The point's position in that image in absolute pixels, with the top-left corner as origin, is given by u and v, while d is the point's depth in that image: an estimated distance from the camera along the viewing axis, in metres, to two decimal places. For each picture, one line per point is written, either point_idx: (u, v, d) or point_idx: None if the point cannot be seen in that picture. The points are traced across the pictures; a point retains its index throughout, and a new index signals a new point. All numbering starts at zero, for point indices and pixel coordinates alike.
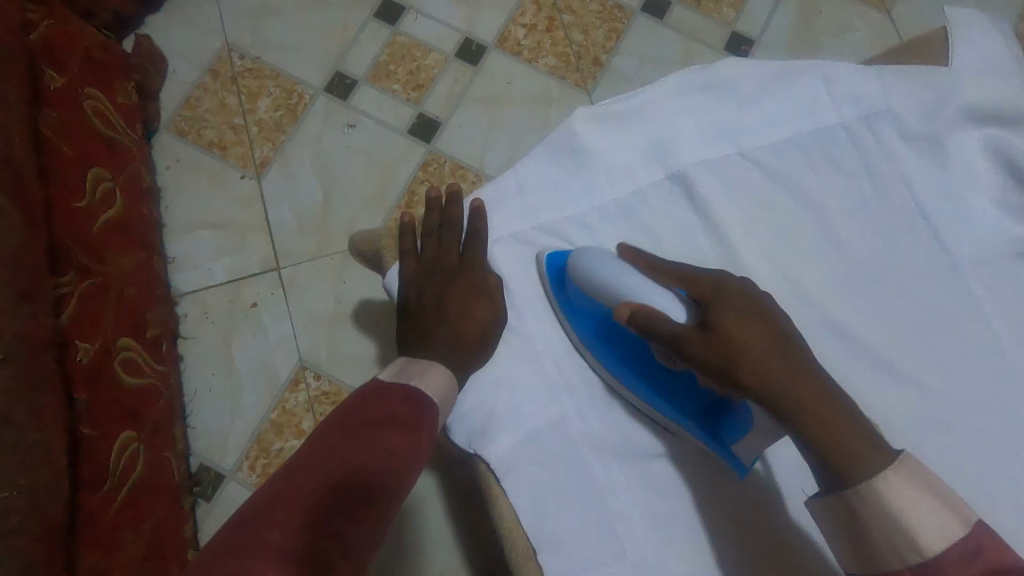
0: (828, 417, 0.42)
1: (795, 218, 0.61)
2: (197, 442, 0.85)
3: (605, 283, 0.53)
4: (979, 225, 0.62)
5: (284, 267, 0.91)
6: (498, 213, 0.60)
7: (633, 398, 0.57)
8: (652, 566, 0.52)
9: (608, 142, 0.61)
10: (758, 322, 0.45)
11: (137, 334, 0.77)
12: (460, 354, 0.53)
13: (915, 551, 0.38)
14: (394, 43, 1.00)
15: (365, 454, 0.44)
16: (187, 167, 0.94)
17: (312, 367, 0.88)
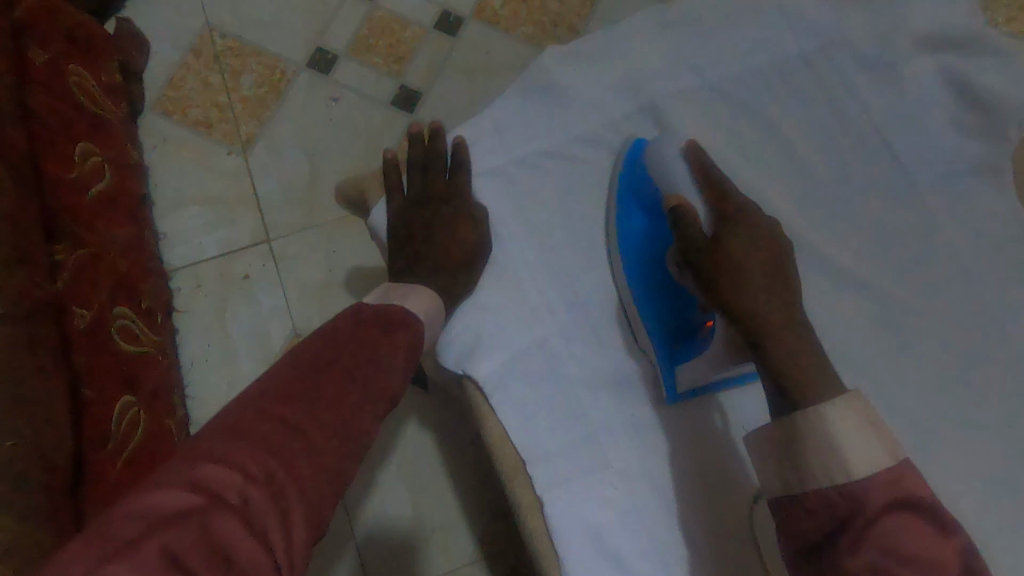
0: (792, 349, 0.46)
1: (778, 154, 0.56)
2: (197, 411, 0.88)
3: (667, 177, 0.54)
4: (952, 152, 0.56)
5: (274, 239, 0.93)
6: (477, 153, 0.57)
7: (620, 284, 0.57)
8: (638, 482, 0.53)
9: (578, 80, 0.57)
10: (765, 255, 0.49)
11: (131, 304, 0.79)
12: (453, 276, 0.54)
13: (842, 473, 0.40)
14: (373, 17, 1.01)
15: (363, 371, 0.45)
16: (174, 146, 0.96)
17: (306, 334, 0.91)
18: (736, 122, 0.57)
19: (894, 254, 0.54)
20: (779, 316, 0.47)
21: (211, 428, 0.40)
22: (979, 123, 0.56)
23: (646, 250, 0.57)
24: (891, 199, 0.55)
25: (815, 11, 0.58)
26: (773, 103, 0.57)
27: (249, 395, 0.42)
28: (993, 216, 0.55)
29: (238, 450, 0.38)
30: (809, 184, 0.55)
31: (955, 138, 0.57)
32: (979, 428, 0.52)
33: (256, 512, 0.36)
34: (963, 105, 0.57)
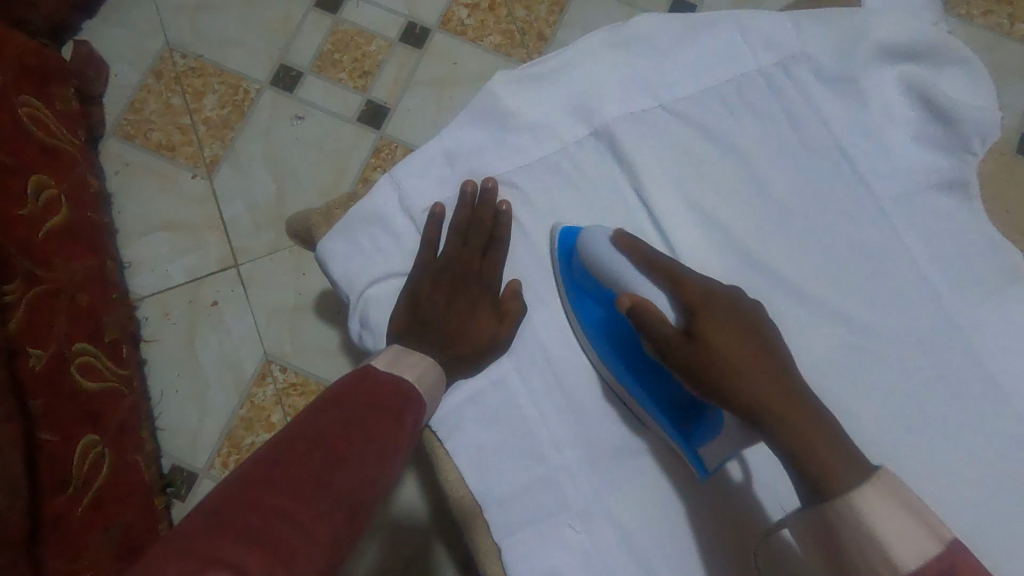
0: (798, 425, 0.42)
1: (736, 174, 0.54)
2: (168, 443, 0.86)
3: (606, 269, 0.51)
4: (918, 164, 0.55)
5: (242, 263, 0.91)
6: (426, 182, 0.55)
7: (616, 385, 0.54)
8: (601, 519, 0.52)
9: (528, 103, 0.56)
10: (743, 333, 0.45)
11: (94, 338, 0.77)
12: (456, 355, 0.51)
13: (889, 566, 0.37)
14: (337, 32, 0.99)
15: (359, 449, 0.42)
16: (137, 171, 0.93)
17: (278, 359, 0.89)
18: (694, 142, 0.55)
19: (861, 275, 0.53)
20: (775, 397, 0.43)
21: (193, 527, 0.36)
22: (945, 135, 0.54)
23: (615, 343, 0.53)
24: (856, 217, 0.54)
25: (774, 24, 0.56)
26: (732, 120, 0.55)
27: (246, 492, 0.38)
28: (961, 233, 0.54)
29: (249, 555, 0.34)
30: (770, 205, 0.54)
31: (921, 150, 0.55)
32: (950, 455, 0.50)
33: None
34: (928, 117, 0.55)
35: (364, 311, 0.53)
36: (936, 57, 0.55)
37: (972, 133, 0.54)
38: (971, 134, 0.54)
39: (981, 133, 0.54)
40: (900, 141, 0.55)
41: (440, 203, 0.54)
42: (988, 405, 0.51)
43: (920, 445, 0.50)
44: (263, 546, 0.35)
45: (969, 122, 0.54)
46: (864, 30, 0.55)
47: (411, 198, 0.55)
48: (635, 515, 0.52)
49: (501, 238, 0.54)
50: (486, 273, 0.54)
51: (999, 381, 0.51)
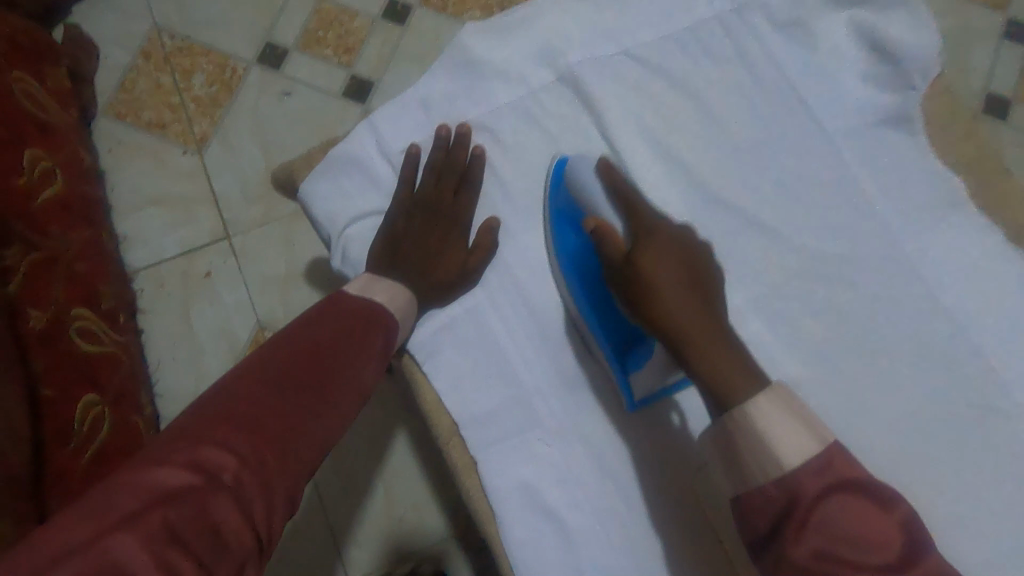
0: (709, 347, 0.45)
1: (696, 117, 0.58)
2: (166, 409, 0.89)
3: (586, 196, 0.53)
4: (868, 104, 0.58)
5: (233, 236, 0.94)
6: (402, 128, 0.59)
7: (576, 316, 0.56)
8: (575, 443, 0.55)
9: (497, 50, 0.59)
10: (679, 263, 0.48)
11: (91, 305, 0.80)
12: (421, 285, 0.55)
13: (774, 467, 0.40)
14: (321, 10, 1.02)
15: (333, 358, 0.48)
16: (130, 149, 0.96)
17: (270, 326, 0.92)
18: (656, 87, 0.58)
19: (816, 208, 0.56)
20: (695, 323, 0.46)
21: (186, 418, 0.43)
22: (891, 74, 0.57)
23: (586, 270, 0.55)
24: (810, 155, 0.57)
25: None
26: (690, 65, 0.58)
27: (232, 389, 0.44)
28: (909, 166, 0.56)
29: (228, 436, 0.41)
30: (727, 146, 0.57)
31: (873, 91, 0.58)
32: (896, 372, 0.54)
33: (246, 492, 0.39)
34: (876, 60, 0.58)
35: (344, 248, 0.57)
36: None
37: (914, 72, 0.57)
38: (913, 70, 0.57)
39: (921, 71, 0.57)
40: (851, 81, 0.58)
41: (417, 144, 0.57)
42: (939, 327, 0.54)
43: (866, 364, 0.54)
44: (244, 428, 0.42)
45: (911, 59, 0.57)
46: None
47: (387, 141, 0.58)
48: (604, 436, 0.56)
49: (474, 179, 0.58)
50: (458, 212, 0.57)
51: (944, 305, 0.54)
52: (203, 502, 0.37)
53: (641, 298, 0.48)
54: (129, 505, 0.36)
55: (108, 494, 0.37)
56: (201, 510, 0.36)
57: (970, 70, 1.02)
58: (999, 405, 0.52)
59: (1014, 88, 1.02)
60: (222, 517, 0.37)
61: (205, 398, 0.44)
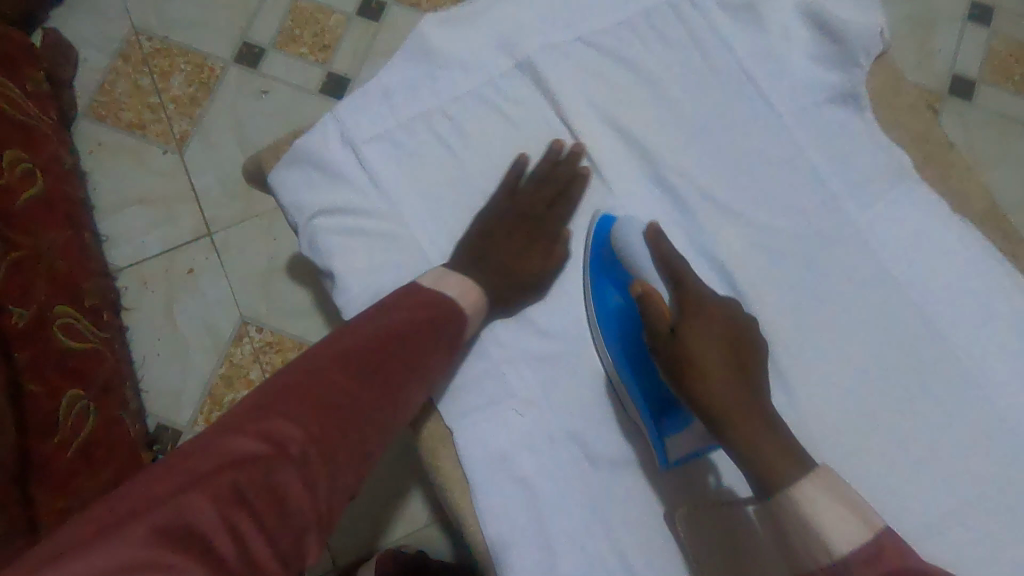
0: (753, 426, 0.50)
1: (647, 97, 0.61)
2: (153, 404, 0.90)
3: (633, 257, 0.57)
4: (813, 80, 0.60)
5: (215, 232, 0.96)
6: (362, 117, 0.60)
7: (612, 371, 0.58)
8: (542, 413, 0.57)
9: (455, 40, 0.61)
10: (727, 347, 0.53)
11: (74, 303, 0.81)
12: (514, 284, 0.59)
13: (821, 546, 0.45)
14: (296, 9, 1.03)
15: (406, 349, 0.52)
16: (111, 150, 0.98)
17: (253, 321, 0.93)
18: (610, 70, 0.61)
19: (763, 183, 0.59)
20: (734, 400, 0.51)
21: (277, 383, 0.49)
22: (837, 52, 0.60)
23: (622, 325, 0.59)
24: (756, 131, 0.60)
25: None
26: (644, 51, 0.61)
27: (319, 364, 0.50)
28: (853, 143, 0.59)
29: (304, 415, 0.47)
30: (678, 124, 0.61)
31: (822, 70, 0.61)
32: (838, 335, 0.57)
33: (306, 465, 0.46)
34: (825, 39, 0.61)
35: (313, 235, 0.58)
36: None
37: (858, 49, 0.60)
38: (859, 50, 0.60)
39: (865, 50, 0.60)
40: (797, 59, 0.61)
41: (525, 155, 0.61)
42: (878, 291, 0.58)
43: (814, 329, 0.57)
44: (312, 402, 0.48)
45: (855, 38, 0.59)
46: None
47: (351, 131, 0.59)
48: (571, 405, 0.58)
49: (575, 190, 0.61)
50: (465, 200, 0.61)
51: (891, 272, 0.58)
52: (268, 471, 0.45)
53: (689, 385, 0.52)
54: (211, 461, 0.44)
55: (199, 444, 0.46)
56: (265, 477, 0.44)
57: (936, 53, 1.04)
58: (937, 361, 0.57)
59: (979, 69, 1.04)
60: (286, 485, 0.45)
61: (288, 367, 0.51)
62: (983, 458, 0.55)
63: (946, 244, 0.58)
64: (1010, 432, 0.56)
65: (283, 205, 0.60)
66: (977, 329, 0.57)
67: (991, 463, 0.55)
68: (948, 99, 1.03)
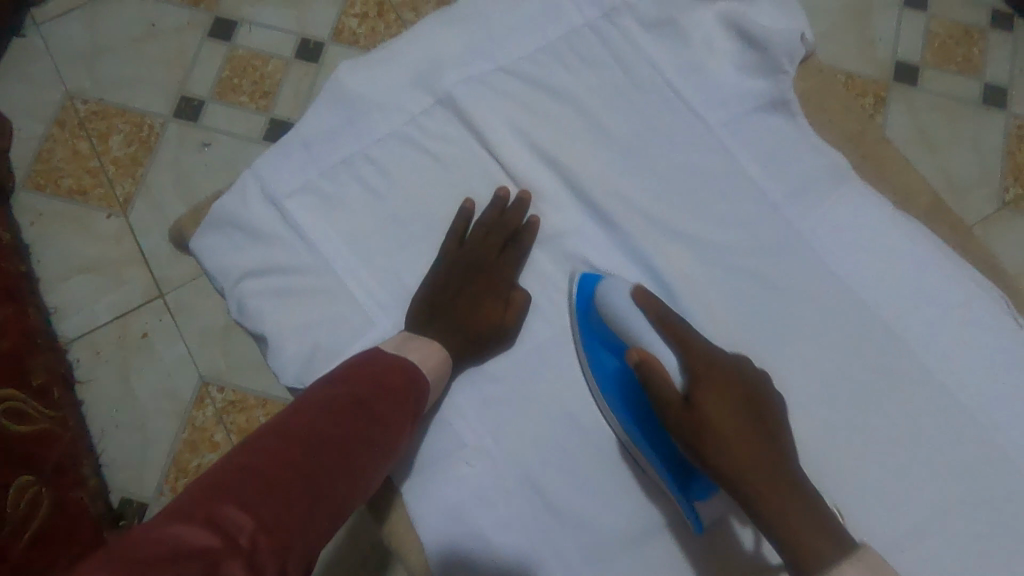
0: (780, 499, 0.47)
1: (569, 123, 0.62)
2: (115, 477, 0.87)
3: (621, 321, 0.55)
4: (727, 88, 0.62)
5: (166, 293, 0.93)
6: (284, 171, 0.61)
7: (628, 442, 0.58)
8: (491, 448, 0.58)
9: (369, 83, 0.62)
10: (741, 402, 0.51)
11: (21, 385, 0.78)
12: (470, 339, 0.58)
13: None
14: (233, 58, 1.02)
15: (367, 429, 0.48)
16: (53, 220, 0.95)
17: (214, 381, 0.90)
18: (531, 98, 0.63)
19: (687, 195, 0.61)
20: (761, 471, 0.48)
21: (222, 468, 0.42)
22: (753, 61, 0.62)
23: (625, 390, 0.57)
24: (678, 145, 0.61)
25: None
26: (564, 77, 0.63)
27: (271, 444, 0.44)
28: (775, 148, 0.61)
29: (258, 497, 0.40)
30: (601, 144, 0.62)
31: (740, 76, 0.62)
32: (772, 338, 0.58)
33: (264, 561, 0.38)
34: (745, 45, 0.62)
35: (241, 299, 0.59)
36: None
37: (781, 55, 0.61)
38: (782, 55, 0.61)
39: (789, 54, 0.61)
40: (713, 70, 0.62)
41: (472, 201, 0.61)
42: (809, 289, 0.59)
43: (759, 334, 0.58)
44: (268, 487, 0.41)
45: (777, 44, 0.61)
46: None
47: (274, 188, 0.60)
48: (522, 435, 0.59)
49: (523, 240, 0.61)
50: (399, 242, 0.61)
51: (832, 265, 0.59)
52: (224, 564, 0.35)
53: (702, 451, 0.50)
54: (147, 553, 0.34)
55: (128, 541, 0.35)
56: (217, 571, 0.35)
57: (878, 42, 1.04)
58: (867, 355, 0.58)
59: (920, 53, 1.04)
60: None
61: (234, 453, 0.44)
62: (928, 444, 0.57)
63: (876, 236, 0.59)
64: (948, 418, 0.57)
65: (207, 266, 0.61)
66: (914, 316, 0.58)
67: (937, 446, 0.57)
68: (893, 87, 1.03)
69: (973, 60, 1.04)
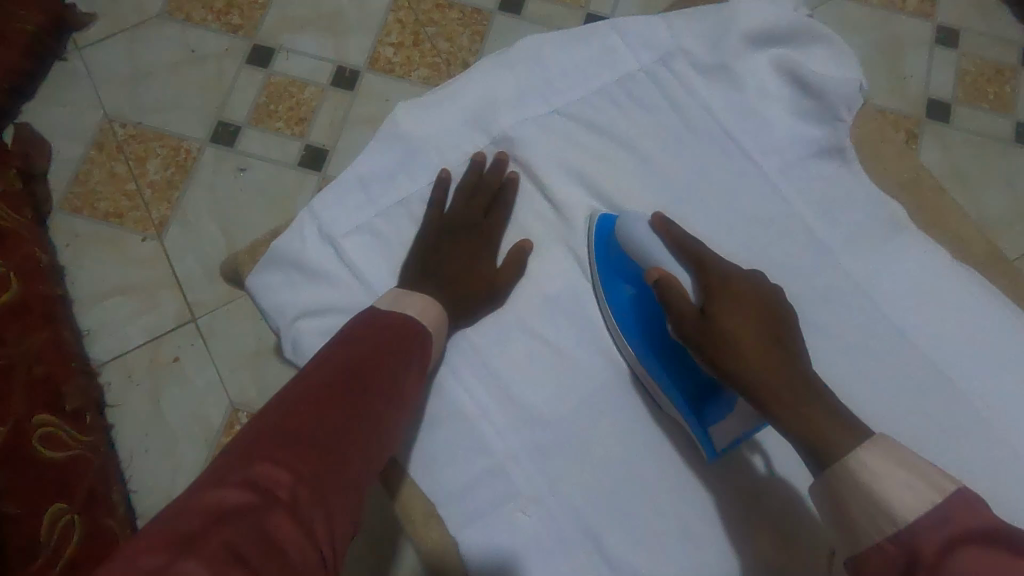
0: (796, 401, 0.52)
1: (622, 159, 0.67)
2: (143, 504, 0.86)
3: (641, 250, 0.61)
4: (778, 130, 0.66)
5: (199, 317, 0.93)
6: (342, 212, 0.66)
7: (639, 369, 0.64)
8: None
9: (432, 124, 0.68)
10: (757, 312, 0.56)
11: (55, 409, 0.79)
12: (459, 297, 0.62)
13: (889, 523, 0.44)
14: (270, 84, 1.03)
15: (384, 377, 0.50)
16: (88, 242, 0.95)
17: (244, 408, 0.90)
18: (585, 136, 0.68)
19: (737, 231, 0.64)
20: (776, 379, 0.53)
21: (247, 432, 0.44)
22: (808, 105, 0.66)
23: (637, 319, 0.63)
24: (733, 181, 0.65)
25: (651, 28, 0.69)
26: (621, 119, 0.68)
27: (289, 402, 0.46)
28: (830, 188, 0.64)
29: (290, 455, 0.42)
30: (656, 180, 0.66)
31: (797, 119, 0.66)
32: None
33: (307, 512, 0.40)
34: (799, 91, 0.66)
35: (296, 338, 0.63)
36: (801, 38, 0.67)
37: (839, 103, 0.65)
38: (840, 103, 0.65)
39: (846, 105, 0.65)
40: (765, 113, 0.66)
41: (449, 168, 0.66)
42: None
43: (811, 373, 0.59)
44: (300, 445, 0.43)
45: (834, 92, 0.65)
46: (721, 26, 0.68)
47: (329, 228, 0.66)
48: None
49: (506, 199, 0.66)
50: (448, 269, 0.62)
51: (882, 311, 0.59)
52: (269, 521, 0.38)
53: (724, 359, 0.55)
54: (195, 522, 0.36)
55: (174, 515, 0.37)
56: (265, 528, 0.37)
57: (910, 78, 1.05)
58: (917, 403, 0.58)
59: (952, 91, 1.05)
60: (281, 533, 0.38)
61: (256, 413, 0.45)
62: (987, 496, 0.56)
63: None
64: (1006, 470, 0.56)
65: (263, 306, 0.65)
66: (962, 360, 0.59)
67: (997, 497, 0.55)
68: (926, 123, 1.03)
69: (1005, 97, 1.05)
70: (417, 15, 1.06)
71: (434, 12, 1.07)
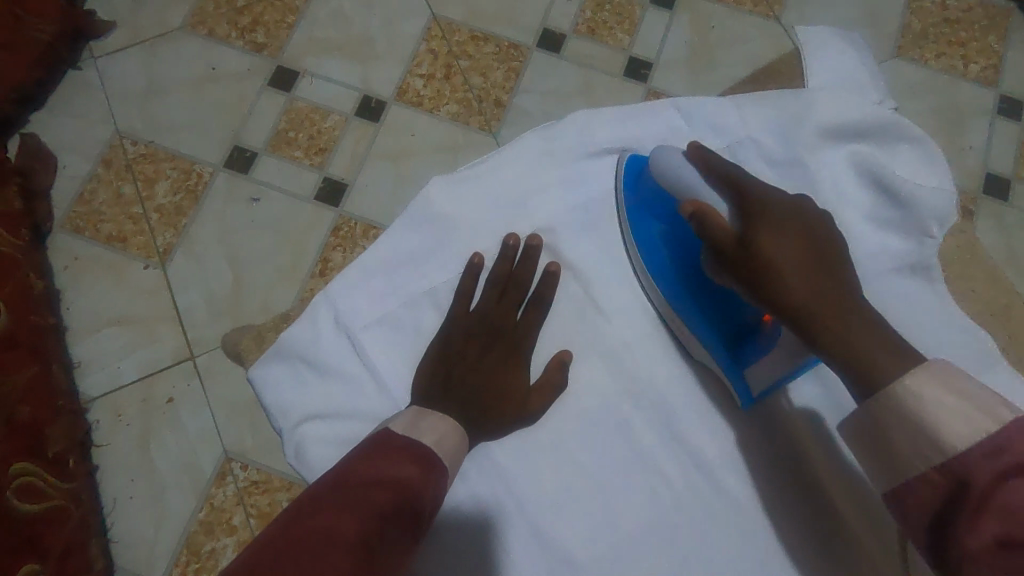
0: (843, 325, 0.53)
1: None
2: (123, 556, 0.81)
3: (669, 179, 0.63)
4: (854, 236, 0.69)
5: (198, 355, 0.87)
6: (358, 297, 0.67)
7: (667, 311, 0.69)
8: None
9: (475, 204, 0.71)
10: (797, 239, 0.56)
11: (35, 456, 0.75)
12: (483, 410, 0.60)
13: (936, 452, 0.45)
14: (292, 109, 0.98)
15: (363, 512, 0.44)
16: (87, 266, 0.90)
17: (238, 458, 0.84)
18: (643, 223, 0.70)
19: None
20: (820, 304, 0.54)
21: None
22: (884, 214, 0.70)
23: (666, 257, 0.68)
24: None
25: (719, 111, 0.73)
26: None
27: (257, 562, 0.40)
28: (894, 299, 0.68)
29: None
30: None
31: (877, 228, 0.70)
32: None
33: None
34: (873, 195, 0.71)
35: (298, 442, 0.64)
36: (875, 136, 0.71)
37: (930, 219, 0.70)
38: (931, 220, 0.70)
39: (937, 219, 0.70)
40: (842, 218, 0.70)
41: (479, 254, 0.66)
42: None
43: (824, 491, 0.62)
44: None
45: (924, 209, 0.69)
46: (792, 117, 0.72)
47: (343, 315, 0.66)
48: None
49: (541, 298, 0.66)
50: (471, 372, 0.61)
51: None
52: None
53: (769, 288, 0.56)
54: None
55: None
56: None
57: (969, 149, 0.99)
58: None
59: (1012, 166, 0.98)
60: None
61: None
62: None
63: None
64: None
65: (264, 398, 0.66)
66: None
67: None
68: (983, 200, 0.97)
69: None
70: (451, 47, 1.01)
71: (469, 44, 1.01)
